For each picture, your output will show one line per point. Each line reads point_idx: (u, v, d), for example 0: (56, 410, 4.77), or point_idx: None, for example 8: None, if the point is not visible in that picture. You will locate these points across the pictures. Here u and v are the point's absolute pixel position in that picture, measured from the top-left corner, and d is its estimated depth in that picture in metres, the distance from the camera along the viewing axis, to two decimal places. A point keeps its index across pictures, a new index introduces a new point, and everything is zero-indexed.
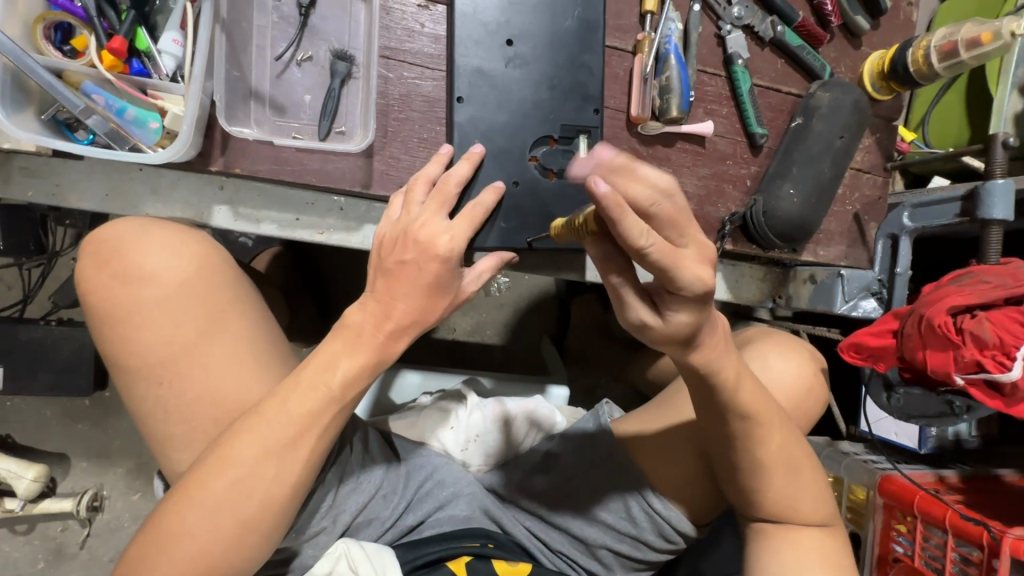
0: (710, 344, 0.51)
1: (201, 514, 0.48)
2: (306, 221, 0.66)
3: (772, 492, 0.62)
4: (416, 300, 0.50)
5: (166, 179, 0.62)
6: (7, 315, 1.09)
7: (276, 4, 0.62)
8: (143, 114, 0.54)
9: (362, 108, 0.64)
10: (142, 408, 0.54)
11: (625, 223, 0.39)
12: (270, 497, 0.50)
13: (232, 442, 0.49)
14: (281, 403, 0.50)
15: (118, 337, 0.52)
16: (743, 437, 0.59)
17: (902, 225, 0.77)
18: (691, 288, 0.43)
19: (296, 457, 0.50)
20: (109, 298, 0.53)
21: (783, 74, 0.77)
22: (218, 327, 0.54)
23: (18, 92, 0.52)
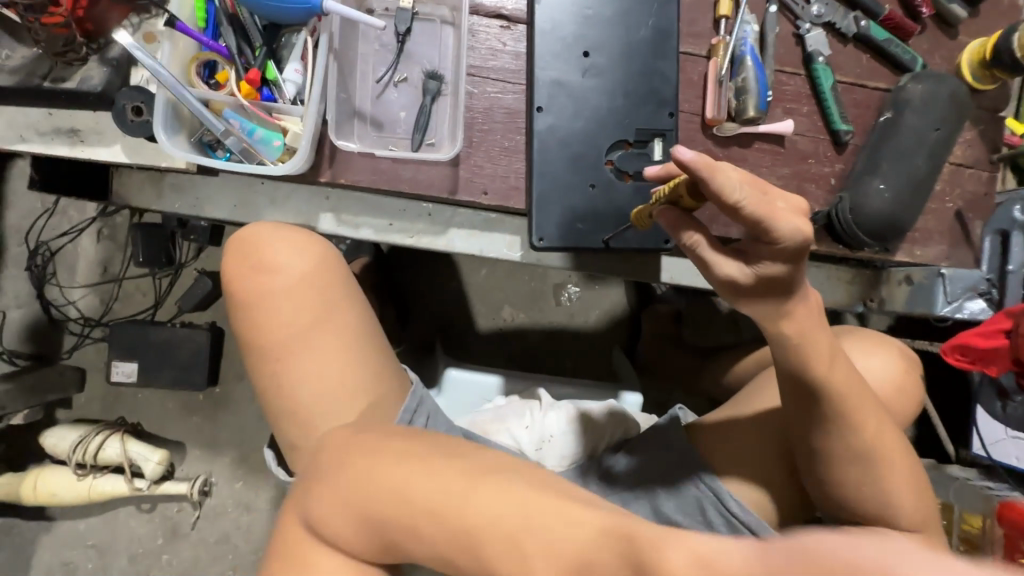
0: (800, 321, 0.52)
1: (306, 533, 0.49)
2: (398, 226, 0.73)
3: (863, 486, 0.61)
4: None
5: (282, 191, 0.71)
6: (141, 318, 1.26)
7: (378, 34, 0.69)
8: (269, 134, 0.63)
9: (449, 122, 0.70)
10: (263, 385, 0.61)
11: (719, 178, 0.43)
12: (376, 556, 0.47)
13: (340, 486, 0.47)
14: (419, 478, 0.44)
15: (250, 321, 0.60)
16: (835, 421, 0.58)
17: (1014, 219, 0.73)
18: (785, 232, 0.45)
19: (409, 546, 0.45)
20: (243, 288, 0.61)
21: (869, 69, 0.75)
22: (328, 318, 0.61)
23: (175, 120, 0.62)
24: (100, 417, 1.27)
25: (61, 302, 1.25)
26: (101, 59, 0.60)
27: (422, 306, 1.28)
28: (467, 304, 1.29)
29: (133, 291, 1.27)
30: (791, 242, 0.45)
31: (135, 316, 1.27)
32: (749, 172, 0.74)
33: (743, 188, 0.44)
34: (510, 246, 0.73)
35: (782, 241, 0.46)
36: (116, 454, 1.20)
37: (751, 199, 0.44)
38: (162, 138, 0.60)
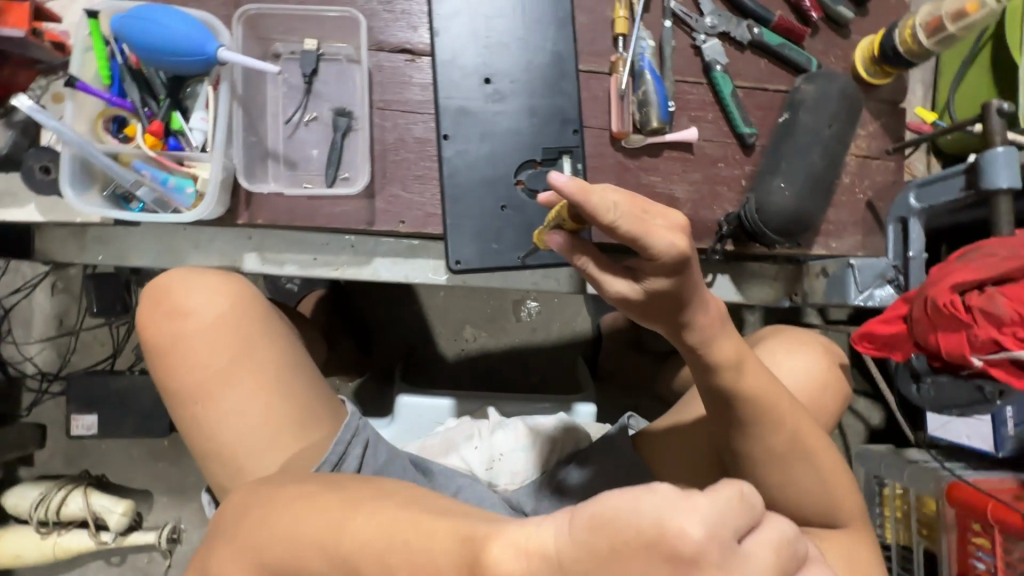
0: (701, 328, 0.52)
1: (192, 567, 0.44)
2: (322, 260, 0.74)
3: (786, 490, 0.61)
4: None
5: (205, 235, 0.73)
6: (100, 368, 1.26)
7: (285, 77, 0.71)
8: (181, 182, 0.65)
9: (361, 156, 0.72)
10: (188, 431, 0.62)
11: (594, 202, 0.42)
12: None
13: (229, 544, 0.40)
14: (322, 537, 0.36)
15: (165, 364, 0.61)
16: (753, 424, 0.58)
17: (910, 207, 0.75)
18: (660, 249, 0.44)
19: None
20: (159, 333, 0.62)
21: (768, 73, 0.78)
22: (248, 357, 0.62)
23: (84, 176, 0.63)
24: (64, 471, 1.26)
25: (18, 359, 1.25)
26: (7, 122, 0.63)
27: (382, 333, 1.29)
28: (426, 327, 1.30)
29: (90, 342, 1.27)
30: (667, 257, 0.44)
31: (94, 366, 1.27)
32: (661, 180, 0.76)
33: (617, 210, 0.42)
34: (435, 269, 0.75)
35: (659, 258, 0.45)
36: (79, 509, 1.18)
37: (627, 220, 0.43)
38: (69, 194, 0.61)
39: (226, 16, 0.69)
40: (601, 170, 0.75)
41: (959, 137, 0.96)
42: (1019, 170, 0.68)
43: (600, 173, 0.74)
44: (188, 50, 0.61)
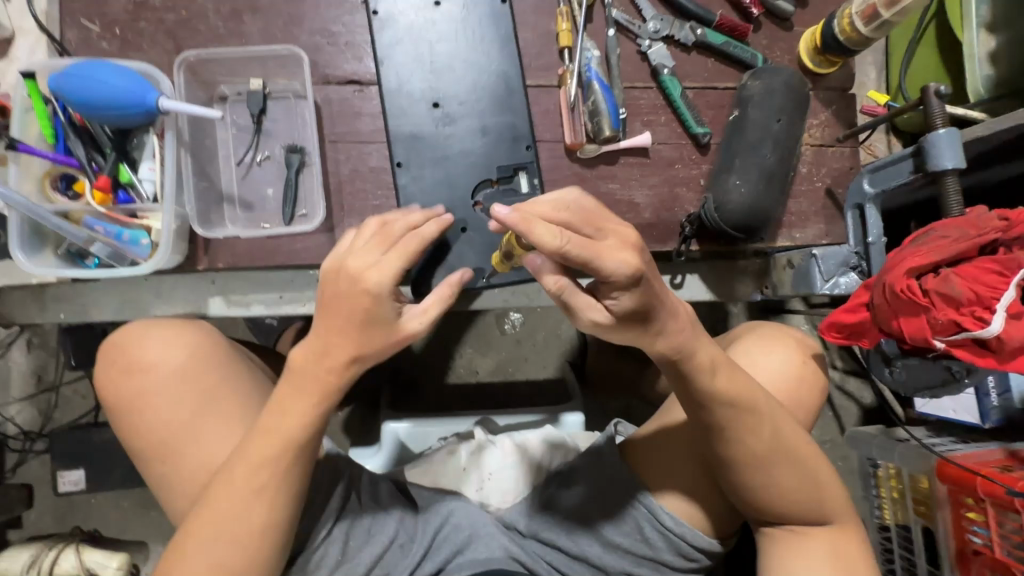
0: (673, 337, 0.53)
1: (213, 541, 0.54)
2: (288, 297, 0.73)
3: (772, 491, 0.61)
4: (351, 339, 0.50)
5: (167, 284, 0.72)
6: (84, 421, 1.24)
7: (233, 119, 0.71)
8: (136, 234, 0.65)
9: (317, 191, 0.71)
10: (158, 489, 0.61)
11: (534, 230, 0.45)
12: (244, 537, 0.54)
13: (260, 473, 0.54)
14: (276, 421, 0.54)
15: (129, 422, 0.61)
16: (734, 427, 0.59)
17: (864, 193, 0.75)
18: (614, 268, 0.46)
19: (261, 501, 0.54)
20: (118, 391, 0.61)
21: (716, 72, 0.78)
22: (209, 405, 0.61)
23: (36, 238, 0.63)
24: (55, 529, 1.24)
25: None
26: None
27: None
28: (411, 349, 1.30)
29: (71, 396, 1.26)
30: (620, 276, 0.46)
31: (77, 420, 1.25)
32: (620, 186, 0.76)
33: (563, 238, 0.45)
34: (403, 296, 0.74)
35: (616, 277, 0.46)
36: (73, 567, 1.16)
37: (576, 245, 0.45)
38: (20, 258, 0.60)
39: (168, 64, 0.69)
40: (559, 183, 0.75)
41: (914, 116, 0.97)
42: (962, 149, 0.69)
43: (559, 186, 0.74)
44: (127, 103, 0.60)
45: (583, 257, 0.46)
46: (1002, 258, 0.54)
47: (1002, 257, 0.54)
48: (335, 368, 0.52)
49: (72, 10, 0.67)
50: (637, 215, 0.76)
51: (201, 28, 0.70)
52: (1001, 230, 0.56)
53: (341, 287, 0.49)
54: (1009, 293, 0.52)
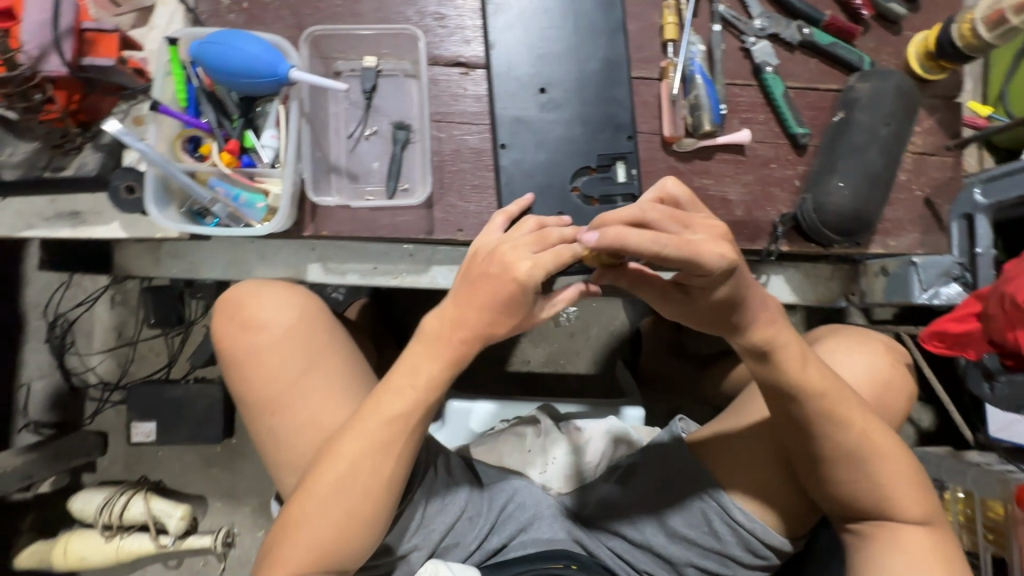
0: (756, 324, 0.55)
1: (342, 491, 0.58)
2: (382, 269, 0.76)
3: (860, 484, 0.61)
4: (487, 315, 0.56)
5: (271, 247, 0.76)
6: (157, 377, 1.31)
7: (346, 93, 0.74)
8: (253, 197, 0.68)
9: (420, 168, 0.74)
10: (261, 440, 0.65)
11: (630, 240, 0.48)
12: (372, 486, 0.59)
13: (393, 428, 0.59)
14: (408, 379, 0.59)
15: (248, 375, 0.64)
16: (825, 420, 0.58)
17: (976, 203, 0.73)
18: (712, 261, 0.49)
19: (392, 452, 0.59)
20: (233, 344, 0.65)
21: (819, 73, 0.77)
22: (315, 365, 0.64)
23: (165, 193, 0.67)
24: (124, 477, 1.31)
25: (81, 370, 1.31)
26: (95, 146, 0.66)
27: None
28: None
29: (147, 351, 1.33)
30: (719, 268, 0.49)
31: (150, 375, 1.32)
32: (713, 182, 0.76)
33: (660, 241, 0.48)
34: None
35: (714, 269, 0.49)
36: (141, 513, 1.22)
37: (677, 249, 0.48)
38: (152, 211, 0.64)
39: (291, 38, 0.72)
40: (653, 175, 0.75)
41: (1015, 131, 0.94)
42: None
43: (652, 178, 0.75)
44: (263, 71, 0.64)
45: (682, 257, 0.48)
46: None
47: None
48: (467, 335, 0.58)
49: None
50: (729, 212, 0.76)
51: (322, 5, 0.73)
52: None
53: (489, 269, 0.55)
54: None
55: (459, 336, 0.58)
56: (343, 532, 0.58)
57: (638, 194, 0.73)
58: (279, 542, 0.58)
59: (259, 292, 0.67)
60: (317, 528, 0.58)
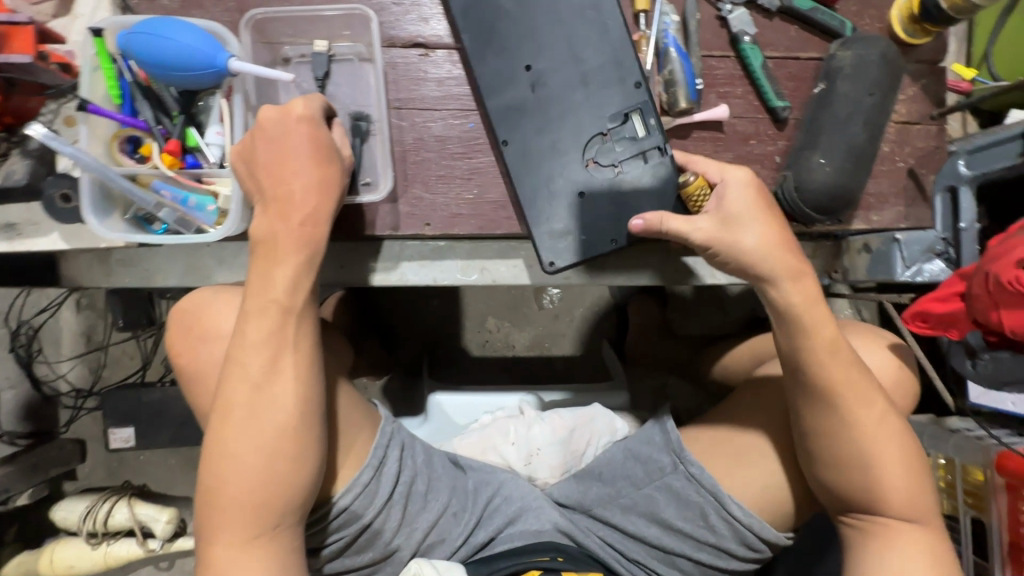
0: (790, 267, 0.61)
1: (249, 434, 0.56)
2: (349, 269, 0.72)
3: (845, 457, 0.61)
4: (309, 197, 0.59)
5: (229, 250, 0.72)
6: (132, 380, 1.27)
7: (297, 82, 0.69)
8: (202, 199, 0.64)
9: (381, 160, 0.70)
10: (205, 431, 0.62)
11: (671, 224, 0.62)
12: (279, 420, 0.56)
13: (278, 353, 0.57)
14: (261, 293, 0.57)
15: (183, 371, 0.62)
16: (836, 384, 0.61)
17: (960, 175, 0.73)
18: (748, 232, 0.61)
19: (281, 379, 0.57)
20: (176, 339, 0.62)
21: (799, 40, 0.73)
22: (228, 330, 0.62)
23: (105, 201, 0.62)
24: (107, 483, 1.29)
25: (51, 378, 1.27)
26: (22, 152, 0.62)
27: (407, 330, 1.29)
28: (450, 323, 1.31)
29: (119, 356, 1.28)
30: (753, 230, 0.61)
31: (125, 380, 1.28)
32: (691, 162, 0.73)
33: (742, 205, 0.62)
34: (464, 270, 0.73)
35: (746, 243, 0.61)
36: (126, 519, 1.20)
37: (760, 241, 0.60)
38: (91, 221, 0.60)
39: (232, 22, 0.67)
40: None
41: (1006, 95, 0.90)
42: None
43: None
44: (198, 61, 0.58)
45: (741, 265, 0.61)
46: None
47: None
48: (300, 215, 0.58)
49: None
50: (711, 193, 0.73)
51: None
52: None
53: (273, 145, 0.59)
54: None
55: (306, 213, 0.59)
56: (267, 478, 0.56)
57: (664, 144, 0.67)
58: (214, 510, 0.56)
59: (212, 303, 0.62)
60: (243, 482, 0.56)
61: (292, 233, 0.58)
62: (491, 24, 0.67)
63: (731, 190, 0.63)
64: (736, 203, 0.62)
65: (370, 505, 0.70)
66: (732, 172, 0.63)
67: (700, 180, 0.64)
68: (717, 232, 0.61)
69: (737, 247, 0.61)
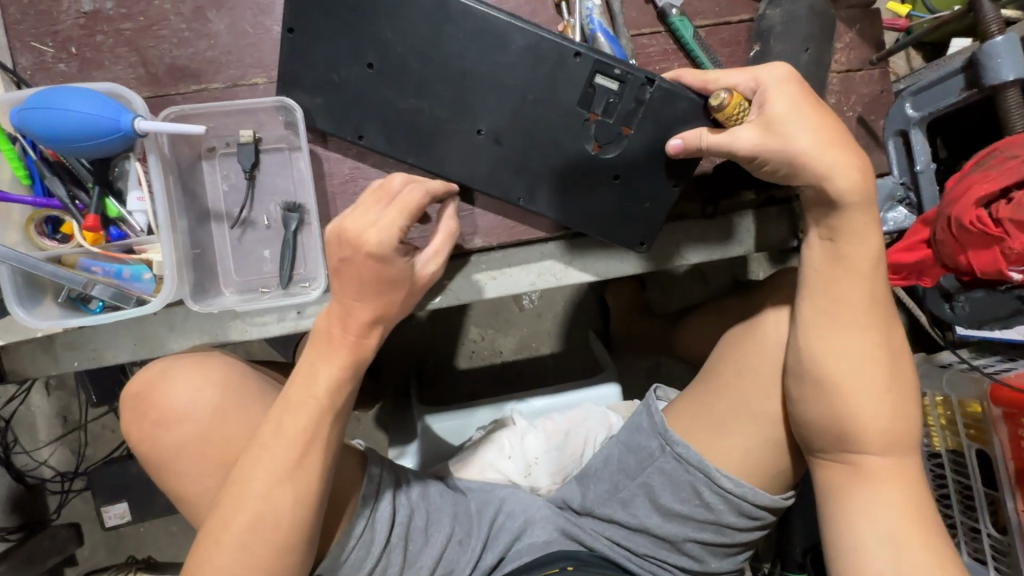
0: (842, 162, 0.58)
1: (253, 517, 0.53)
2: (306, 313, 0.67)
3: (864, 436, 0.60)
4: (369, 306, 0.55)
5: (178, 314, 0.68)
6: (117, 454, 1.23)
7: (224, 173, 0.66)
8: (137, 269, 0.60)
9: (316, 256, 0.66)
10: (186, 496, 0.59)
11: (713, 140, 0.63)
12: (289, 511, 0.54)
13: (308, 445, 0.55)
14: (302, 391, 0.55)
15: (156, 437, 0.59)
16: (864, 335, 0.61)
17: (908, 117, 0.72)
18: (796, 126, 0.59)
19: (303, 471, 0.54)
20: (160, 406, 0.59)
21: (727, 4, 0.71)
22: (244, 398, 0.60)
23: (33, 288, 0.59)
24: (111, 562, 1.25)
25: (32, 466, 1.22)
26: None
27: (391, 354, 1.27)
28: (434, 340, 1.28)
29: (100, 431, 1.24)
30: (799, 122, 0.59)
31: (110, 455, 1.24)
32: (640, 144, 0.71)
33: (790, 100, 0.59)
34: (425, 292, 0.72)
35: (797, 137, 0.58)
36: None
37: (812, 140, 0.58)
38: (18, 314, 0.57)
39: (138, 78, 0.64)
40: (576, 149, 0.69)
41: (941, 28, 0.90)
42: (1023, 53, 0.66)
43: (576, 153, 0.69)
44: (102, 128, 0.55)
45: (792, 167, 0.60)
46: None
47: None
48: (357, 327, 0.56)
49: (21, 33, 0.62)
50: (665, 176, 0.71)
51: (164, 33, 0.64)
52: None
53: (345, 255, 0.54)
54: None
55: (422, 283, 0.59)
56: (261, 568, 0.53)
57: (651, 77, 0.67)
58: None
59: (161, 377, 0.60)
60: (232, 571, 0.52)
61: (339, 342, 0.56)
62: (431, 142, 0.67)
63: (768, 87, 0.60)
64: (780, 105, 0.58)
65: (366, 555, 0.68)
66: (767, 75, 0.60)
67: (736, 96, 0.60)
68: (761, 138, 0.59)
69: (788, 149, 0.59)
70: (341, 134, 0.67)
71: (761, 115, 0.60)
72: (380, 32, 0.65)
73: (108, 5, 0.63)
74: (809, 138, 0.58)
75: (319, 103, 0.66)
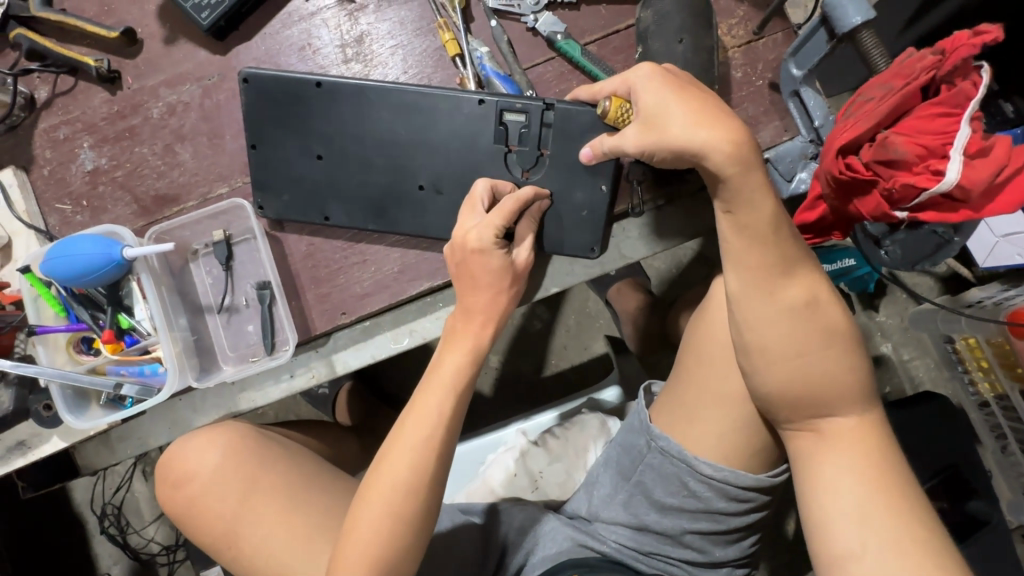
0: (720, 135, 0.56)
1: (376, 501, 0.61)
2: (297, 371, 0.78)
3: (805, 390, 0.60)
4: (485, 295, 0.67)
5: (197, 398, 0.80)
6: None
7: (208, 270, 0.79)
8: (153, 366, 0.74)
9: (287, 321, 0.76)
10: (223, 545, 0.70)
11: (609, 144, 0.64)
12: (409, 495, 0.61)
13: (434, 432, 0.63)
14: (435, 376, 0.66)
15: (185, 498, 0.72)
16: (784, 293, 0.60)
17: (796, 78, 0.71)
18: (674, 109, 0.57)
19: (431, 455, 0.63)
20: (181, 473, 0.72)
21: (611, 16, 0.76)
22: (241, 455, 0.72)
23: (78, 397, 0.74)
24: None
25: (143, 543, 1.42)
26: (6, 384, 0.74)
27: None
28: None
29: None
30: (674, 107, 0.57)
31: None
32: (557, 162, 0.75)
33: (659, 95, 0.58)
34: (394, 337, 0.78)
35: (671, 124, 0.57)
36: None
37: (685, 121, 0.57)
38: (70, 420, 0.71)
39: (133, 212, 0.79)
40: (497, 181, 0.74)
41: None
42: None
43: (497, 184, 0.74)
44: (100, 261, 0.69)
45: (676, 152, 0.58)
46: (945, 99, 0.61)
47: (945, 98, 0.61)
48: (505, 288, 0.68)
49: (48, 199, 0.79)
50: (591, 182, 0.72)
51: (147, 172, 0.79)
52: (932, 69, 0.62)
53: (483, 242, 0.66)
54: (956, 132, 0.60)
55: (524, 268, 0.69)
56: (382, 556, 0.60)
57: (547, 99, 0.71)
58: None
59: (182, 452, 0.73)
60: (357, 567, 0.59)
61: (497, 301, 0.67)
62: (379, 206, 0.74)
63: (642, 84, 0.60)
64: (647, 101, 0.59)
65: None
66: (634, 75, 0.61)
67: (615, 101, 0.62)
68: (644, 136, 0.59)
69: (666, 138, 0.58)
70: (288, 214, 0.76)
71: (639, 113, 0.60)
72: (318, 126, 0.74)
73: (103, 161, 0.79)
74: (688, 117, 0.57)
75: (286, 199, 0.75)
